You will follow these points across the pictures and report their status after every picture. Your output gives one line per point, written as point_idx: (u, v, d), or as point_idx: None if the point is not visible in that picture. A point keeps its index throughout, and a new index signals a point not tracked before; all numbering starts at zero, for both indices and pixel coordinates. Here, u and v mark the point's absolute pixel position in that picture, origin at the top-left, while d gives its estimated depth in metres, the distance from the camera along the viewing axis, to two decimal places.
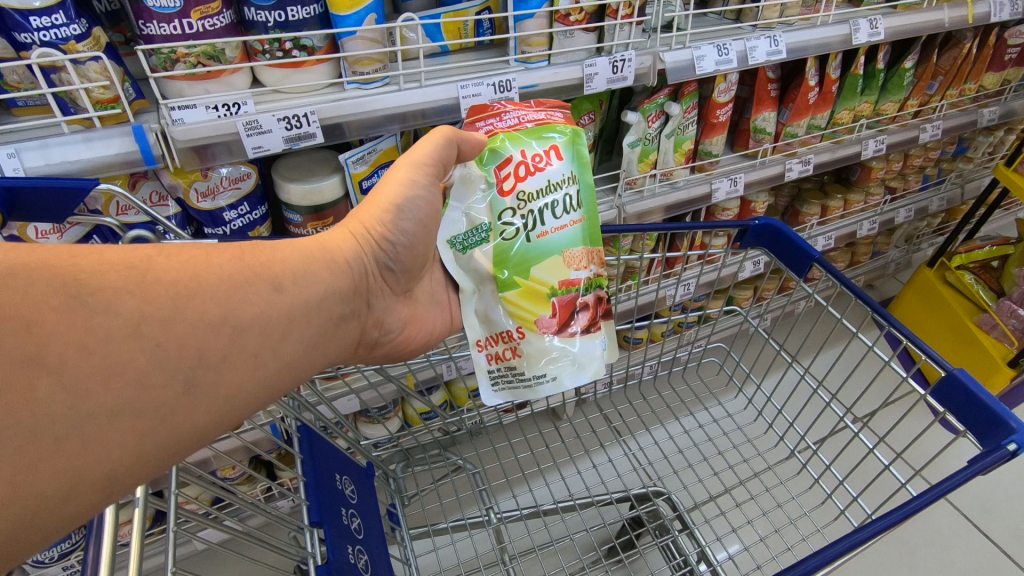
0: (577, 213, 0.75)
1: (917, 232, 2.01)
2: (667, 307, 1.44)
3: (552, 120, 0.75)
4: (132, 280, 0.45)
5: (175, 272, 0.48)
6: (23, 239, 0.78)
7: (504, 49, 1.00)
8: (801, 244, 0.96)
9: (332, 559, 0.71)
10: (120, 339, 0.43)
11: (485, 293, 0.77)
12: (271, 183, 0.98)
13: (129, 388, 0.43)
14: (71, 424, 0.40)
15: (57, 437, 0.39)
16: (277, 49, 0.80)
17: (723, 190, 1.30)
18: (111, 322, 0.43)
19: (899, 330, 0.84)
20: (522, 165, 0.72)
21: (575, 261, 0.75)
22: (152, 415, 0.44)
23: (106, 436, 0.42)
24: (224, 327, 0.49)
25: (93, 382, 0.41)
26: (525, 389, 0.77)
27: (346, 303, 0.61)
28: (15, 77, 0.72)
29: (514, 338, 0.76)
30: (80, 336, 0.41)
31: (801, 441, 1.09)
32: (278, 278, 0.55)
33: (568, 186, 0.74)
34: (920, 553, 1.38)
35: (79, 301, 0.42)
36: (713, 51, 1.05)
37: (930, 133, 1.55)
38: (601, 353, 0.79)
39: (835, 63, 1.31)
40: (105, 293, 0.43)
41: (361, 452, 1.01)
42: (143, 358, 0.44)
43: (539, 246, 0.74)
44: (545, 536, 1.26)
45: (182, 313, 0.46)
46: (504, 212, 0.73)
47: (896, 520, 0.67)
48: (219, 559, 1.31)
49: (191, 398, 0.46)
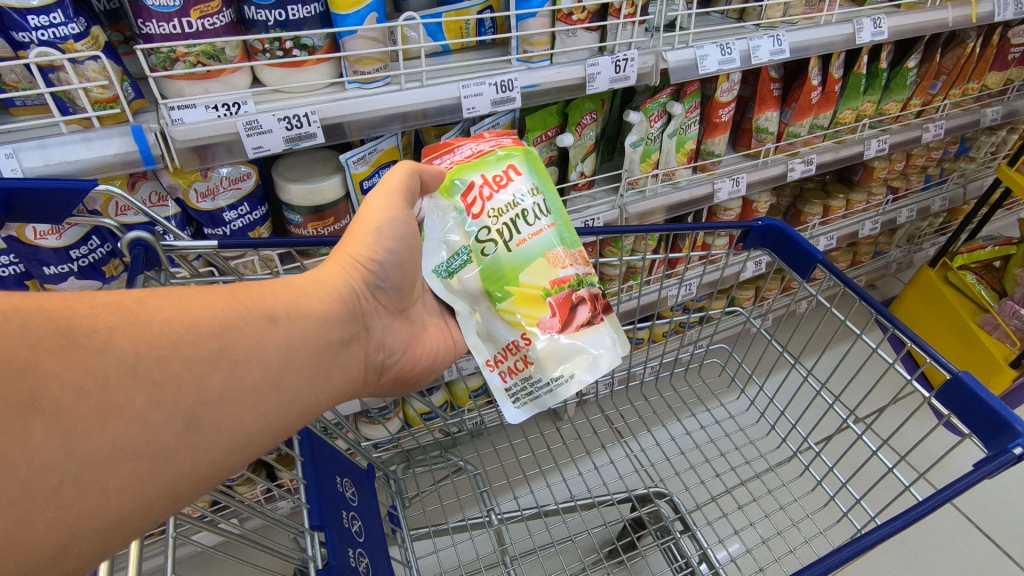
0: (549, 218, 0.74)
1: (919, 232, 2.01)
2: (669, 307, 1.44)
3: (502, 143, 0.76)
4: (126, 320, 0.45)
5: (168, 310, 0.48)
6: (21, 240, 0.77)
7: (506, 48, 0.99)
8: (804, 244, 0.96)
9: (333, 562, 0.71)
10: (116, 379, 0.42)
11: (480, 311, 0.75)
12: (271, 183, 0.98)
13: (129, 429, 0.42)
14: (70, 470, 0.40)
15: (53, 483, 0.39)
16: (277, 48, 0.79)
17: (726, 190, 1.30)
18: (107, 363, 0.42)
19: (903, 332, 0.84)
20: (484, 184, 0.73)
21: (560, 260, 0.72)
22: (152, 458, 0.44)
23: (106, 480, 0.41)
24: (221, 362, 0.49)
25: (90, 422, 0.41)
26: (547, 396, 0.73)
27: (341, 328, 0.61)
28: (13, 77, 0.71)
29: (521, 346, 0.73)
30: (77, 379, 0.41)
31: (804, 443, 1.08)
32: (271, 310, 0.55)
33: (534, 196, 0.73)
34: (921, 554, 1.38)
35: (74, 342, 0.41)
36: (716, 50, 1.04)
37: (933, 133, 1.54)
38: (616, 343, 0.74)
39: (838, 62, 1.31)
40: (99, 334, 0.43)
41: (361, 453, 1.01)
42: (142, 400, 0.43)
43: (518, 254, 0.72)
44: (546, 536, 1.25)
45: (177, 350, 0.46)
46: (477, 231, 0.72)
47: (903, 525, 0.67)
48: (216, 561, 1.30)
49: (190, 438, 0.46)
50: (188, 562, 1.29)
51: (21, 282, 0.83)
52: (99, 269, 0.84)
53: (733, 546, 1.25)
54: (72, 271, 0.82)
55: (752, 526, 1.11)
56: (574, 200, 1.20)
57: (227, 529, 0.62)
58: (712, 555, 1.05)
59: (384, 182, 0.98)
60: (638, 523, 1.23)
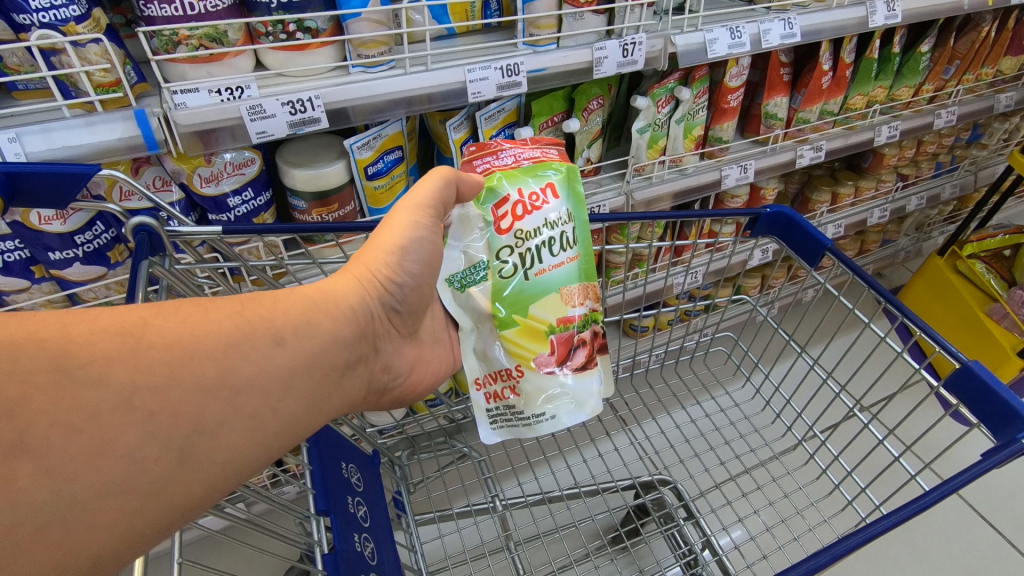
0: (573, 251, 0.77)
1: (928, 220, 1.99)
2: (675, 295, 1.43)
3: (547, 156, 0.77)
4: (124, 348, 0.45)
5: (168, 334, 0.48)
6: (26, 225, 0.76)
7: (512, 32, 0.98)
8: (813, 231, 0.94)
9: (338, 547, 0.71)
10: (109, 412, 0.42)
11: (482, 330, 0.77)
12: (275, 168, 0.97)
13: (120, 463, 0.42)
14: (57, 510, 0.39)
15: (38, 526, 0.38)
16: (281, 31, 0.78)
17: (733, 177, 1.28)
18: (101, 396, 0.42)
19: (912, 320, 0.83)
20: (519, 203, 0.73)
21: (573, 297, 0.77)
22: (141, 493, 0.43)
23: (94, 518, 0.41)
24: (218, 393, 0.48)
25: (79, 458, 0.40)
26: (523, 428, 0.78)
27: (350, 351, 0.60)
28: (15, 60, 0.70)
29: (512, 377, 0.77)
30: (67, 414, 0.41)
31: (810, 431, 1.07)
32: (279, 332, 0.54)
33: (564, 224, 0.76)
34: (924, 542, 1.39)
35: (66, 374, 0.42)
36: (726, 34, 1.02)
37: (945, 119, 1.52)
38: (599, 388, 0.80)
39: (850, 46, 1.28)
40: (94, 363, 0.43)
41: (366, 439, 1.01)
42: (134, 433, 0.43)
43: (536, 284, 0.75)
44: (551, 522, 1.26)
45: (174, 378, 0.46)
46: (501, 251, 0.74)
47: (907, 516, 0.67)
48: (222, 546, 1.32)
49: (184, 470, 0.46)
50: (194, 546, 1.31)
51: (27, 268, 0.83)
52: (104, 254, 0.84)
53: (737, 533, 1.25)
54: (77, 256, 0.81)
55: (756, 514, 1.11)
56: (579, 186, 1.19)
57: (233, 514, 0.63)
58: (715, 542, 1.06)
59: (389, 168, 0.97)
60: (642, 511, 1.24)
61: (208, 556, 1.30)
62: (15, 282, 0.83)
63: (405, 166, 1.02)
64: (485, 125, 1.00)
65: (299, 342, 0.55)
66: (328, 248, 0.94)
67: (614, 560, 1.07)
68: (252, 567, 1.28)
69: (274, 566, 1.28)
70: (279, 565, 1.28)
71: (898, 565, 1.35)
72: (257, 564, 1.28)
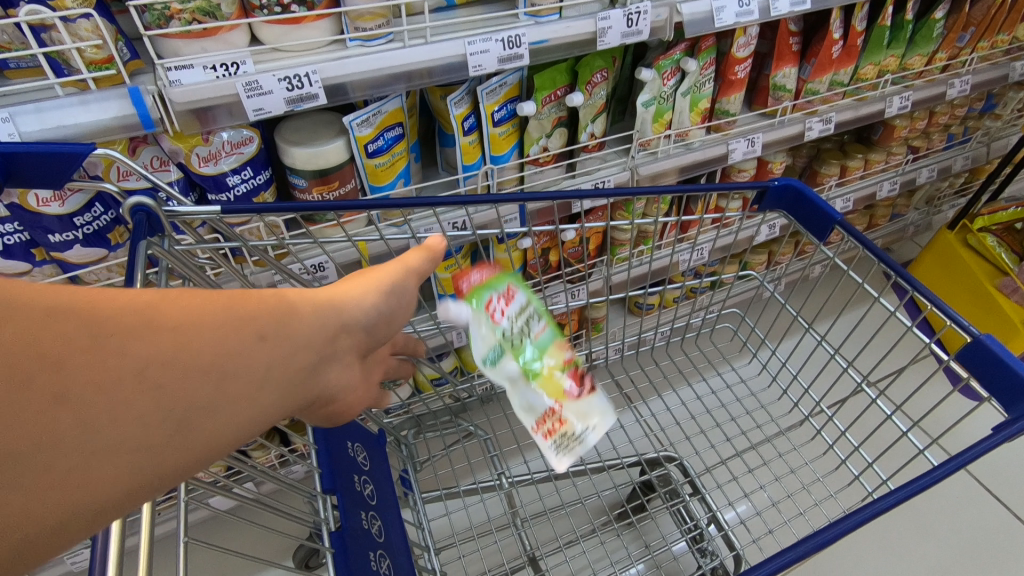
0: (544, 321, 0.80)
1: (938, 193, 1.95)
2: (680, 272, 1.41)
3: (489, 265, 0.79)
4: (189, 304, 0.37)
5: (234, 293, 0.40)
6: (24, 207, 0.76)
7: (513, 2, 0.95)
8: (823, 205, 0.92)
9: (345, 525, 0.72)
10: (171, 355, 0.35)
11: (519, 381, 0.76)
12: (274, 147, 0.96)
13: (174, 402, 0.35)
14: (101, 439, 0.32)
15: (79, 458, 0.32)
16: (275, 4, 0.76)
17: (740, 151, 1.26)
18: (168, 338, 0.35)
19: (922, 293, 0.82)
20: (500, 298, 0.77)
21: (567, 374, 0.76)
22: (181, 429, 0.35)
23: (133, 449, 0.34)
24: (265, 350, 0.41)
25: (137, 390, 0.34)
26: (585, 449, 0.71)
27: (375, 337, 0.53)
28: (5, 37, 0.69)
29: (555, 412, 0.73)
30: (131, 354, 0.34)
31: (817, 407, 1.07)
32: (321, 308, 0.47)
33: (532, 309, 0.79)
34: (928, 516, 1.40)
35: (135, 320, 0.34)
36: (734, 2, 0.99)
37: (958, 89, 1.48)
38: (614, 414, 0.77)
39: (862, 13, 1.24)
40: (160, 314, 0.35)
41: (372, 419, 1.01)
42: (192, 376, 0.36)
43: (540, 342, 0.78)
44: (557, 499, 1.27)
45: (227, 332, 0.38)
46: (507, 330, 0.76)
47: (911, 493, 0.68)
48: (231, 525, 1.34)
49: (225, 414, 0.38)
50: (204, 525, 1.32)
51: (27, 251, 0.82)
52: (104, 236, 0.83)
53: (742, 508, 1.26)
54: (77, 238, 0.81)
55: (762, 489, 1.11)
56: (583, 162, 1.17)
57: (239, 493, 0.63)
58: (721, 517, 1.06)
59: (389, 146, 0.95)
60: (647, 487, 1.24)
61: (218, 535, 1.31)
62: (16, 265, 0.82)
63: (405, 143, 1.00)
64: (487, 100, 0.97)
65: (376, 283, 0.53)
66: (329, 227, 0.93)
67: (620, 536, 1.07)
68: (262, 545, 1.29)
69: (284, 545, 1.29)
70: (288, 543, 1.29)
71: (902, 539, 1.36)
72: (267, 542, 1.30)
